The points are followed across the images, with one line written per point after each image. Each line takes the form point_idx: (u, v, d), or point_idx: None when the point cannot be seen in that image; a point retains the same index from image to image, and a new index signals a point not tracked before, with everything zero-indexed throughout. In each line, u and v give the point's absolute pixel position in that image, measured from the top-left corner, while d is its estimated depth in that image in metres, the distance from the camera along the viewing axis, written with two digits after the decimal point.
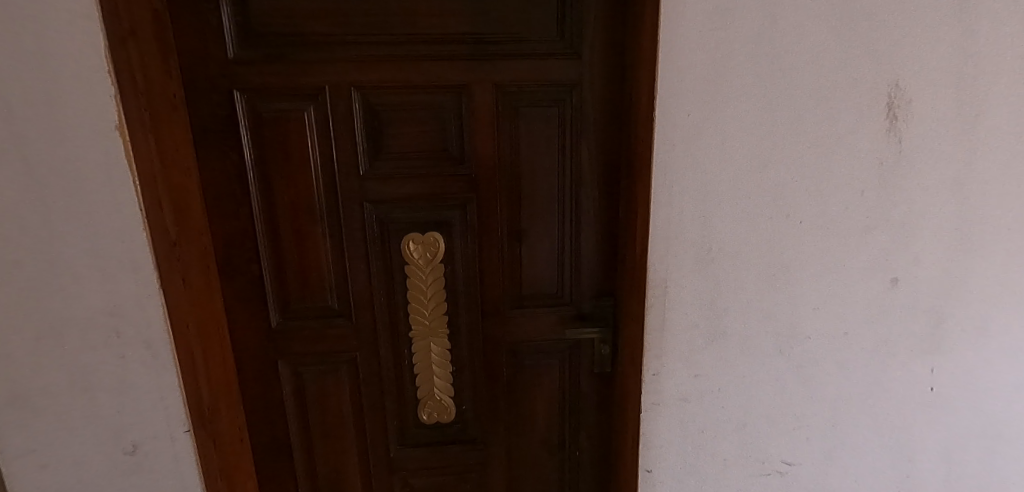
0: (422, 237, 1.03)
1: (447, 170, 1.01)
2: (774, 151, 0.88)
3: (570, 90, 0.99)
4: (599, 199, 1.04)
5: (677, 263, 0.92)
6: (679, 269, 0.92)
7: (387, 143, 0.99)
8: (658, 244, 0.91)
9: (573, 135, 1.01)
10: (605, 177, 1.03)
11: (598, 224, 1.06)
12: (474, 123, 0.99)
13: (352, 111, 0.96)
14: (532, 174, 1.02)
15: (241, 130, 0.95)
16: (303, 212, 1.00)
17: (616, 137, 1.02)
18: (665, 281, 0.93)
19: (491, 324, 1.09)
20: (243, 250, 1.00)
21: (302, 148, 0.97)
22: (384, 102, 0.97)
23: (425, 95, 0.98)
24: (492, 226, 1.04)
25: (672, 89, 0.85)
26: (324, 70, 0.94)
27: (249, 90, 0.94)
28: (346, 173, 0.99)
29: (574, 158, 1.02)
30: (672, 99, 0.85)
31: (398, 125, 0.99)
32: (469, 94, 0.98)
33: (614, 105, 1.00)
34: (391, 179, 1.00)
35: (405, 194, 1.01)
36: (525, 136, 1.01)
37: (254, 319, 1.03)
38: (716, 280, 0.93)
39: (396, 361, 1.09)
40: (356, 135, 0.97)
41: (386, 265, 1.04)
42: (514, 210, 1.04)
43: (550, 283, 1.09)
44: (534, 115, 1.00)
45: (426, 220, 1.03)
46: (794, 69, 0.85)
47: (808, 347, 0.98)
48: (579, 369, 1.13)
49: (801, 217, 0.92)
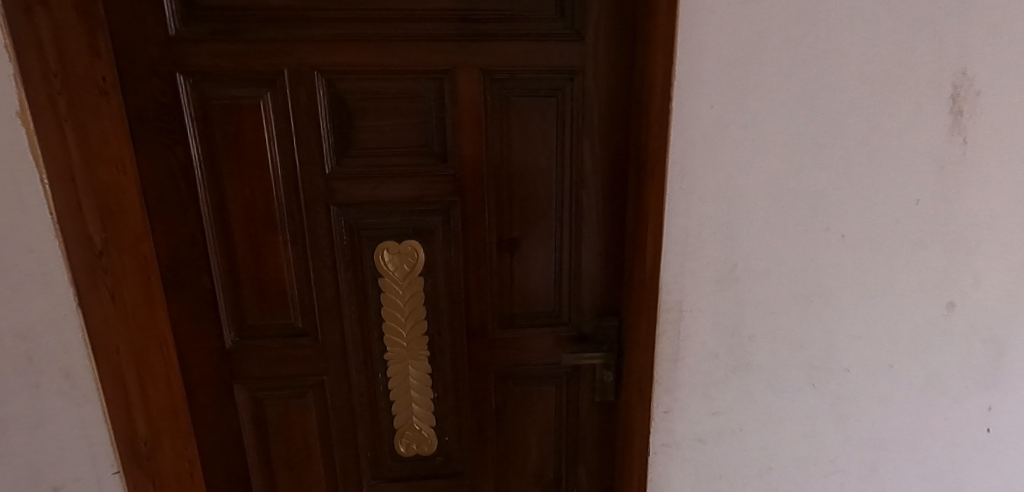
0: (398, 247, 0.90)
1: (427, 169, 0.87)
2: (813, 152, 0.74)
3: (571, 77, 0.85)
4: (603, 205, 0.90)
5: (696, 284, 0.77)
6: (697, 291, 0.77)
7: (358, 138, 0.85)
8: (673, 260, 0.76)
9: (574, 131, 0.87)
10: (610, 179, 0.89)
11: (601, 234, 0.92)
12: (459, 114, 0.85)
13: (316, 100, 0.83)
14: (524, 175, 0.88)
15: (186, 121, 0.82)
16: (260, 217, 0.87)
17: (623, 134, 0.87)
18: (682, 304, 0.78)
19: (478, 346, 0.95)
20: (192, 260, 0.87)
21: (258, 143, 0.84)
22: (353, 90, 0.83)
23: (401, 82, 0.84)
24: (479, 236, 0.90)
25: (695, 76, 0.70)
26: (282, 51, 0.80)
27: (194, 73, 0.80)
28: (309, 172, 0.85)
29: (575, 158, 0.88)
30: (694, 88, 0.71)
31: (370, 117, 0.85)
32: (452, 80, 0.84)
33: (622, 96, 0.86)
34: (362, 180, 0.86)
35: (378, 197, 0.87)
36: (518, 131, 0.87)
37: (206, 337, 0.91)
38: (742, 303, 0.78)
39: (369, 387, 0.96)
40: (322, 129, 0.84)
41: (357, 278, 0.91)
42: (504, 217, 0.90)
43: (545, 300, 0.95)
44: (529, 106, 0.86)
45: (403, 227, 0.89)
46: (840, 52, 0.71)
47: (847, 381, 0.83)
48: (579, 397, 0.99)
49: (844, 230, 0.77)
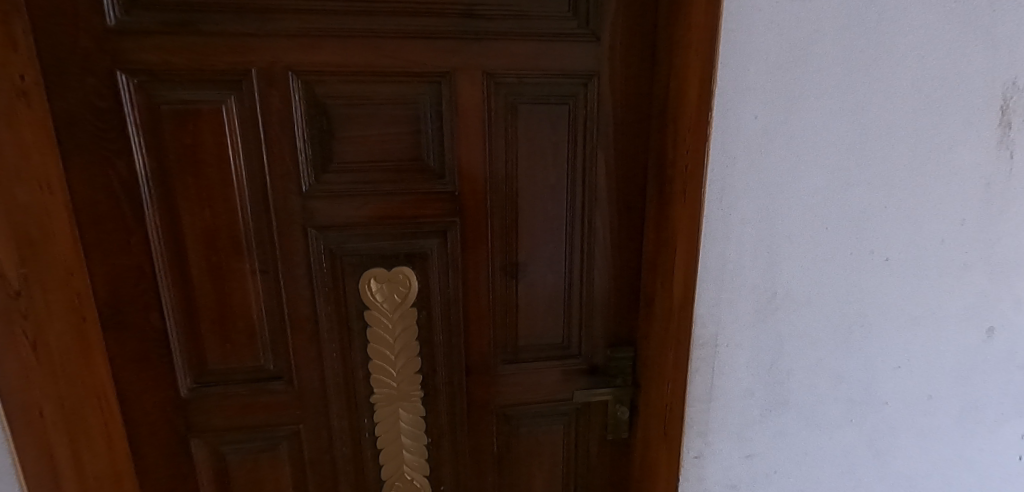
0: (388, 274, 0.78)
1: (422, 186, 0.76)
2: (860, 168, 0.67)
3: (585, 82, 0.76)
4: (617, 225, 0.81)
5: (732, 315, 0.69)
6: (734, 324, 0.70)
7: (341, 150, 0.73)
8: (708, 289, 0.68)
9: (587, 142, 0.78)
10: (625, 196, 0.80)
11: (615, 256, 0.83)
12: (459, 122, 0.74)
13: (292, 106, 0.71)
14: (531, 192, 0.78)
15: (131, 129, 0.68)
16: (223, 243, 0.73)
17: (641, 146, 0.79)
18: (717, 337, 0.70)
19: (478, 383, 0.85)
20: (137, 295, 0.73)
21: (220, 156, 0.71)
22: (335, 94, 0.71)
23: (392, 85, 0.72)
24: (479, 261, 0.80)
25: (739, 83, 0.63)
26: (252, 48, 0.68)
27: (141, 72, 0.67)
28: (283, 191, 0.73)
29: (588, 172, 0.79)
30: (734, 97, 0.63)
31: (355, 126, 0.73)
32: (451, 84, 0.73)
33: (641, 104, 0.77)
34: (346, 198, 0.74)
35: (365, 217, 0.76)
36: (525, 142, 0.77)
37: (156, 385, 0.76)
38: (781, 336, 0.71)
39: (353, 434, 0.84)
40: (298, 139, 0.72)
41: (340, 311, 0.79)
42: (509, 240, 0.80)
43: (552, 331, 0.85)
44: (537, 114, 0.76)
45: (394, 252, 0.78)
46: (891, 58, 0.64)
47: (885, 415, 0.77)
48: (589, 435, 0.90)
49: (888, 253, 0.70)
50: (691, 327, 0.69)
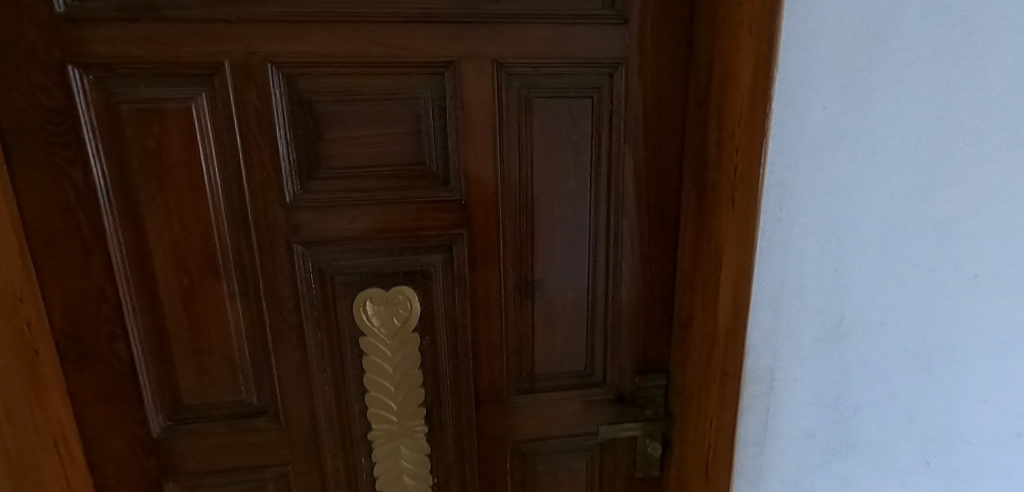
0: (386, 296, 0.69)
1: (424, 195, 0.66)
2: (946, 168, 0.56)
3: (611, 72, 0.65)
4: (646, 236, 0.71)
5: (790, 344, 0.59)
6: (792, 354, 0.59)
7: (331, 154, 0.64)
8: (762, 313, 0.58)
9: (612, 142, 0.68)
10: (656, 203, 0.70)
11: (644, 272, 0.72)
12: (466, 120, 0.64)
13: (273, 104, 0.61)
14: (549, 200, 0.68)
15: (87, 133, 0.59)
16: (196, 263, 0.64)
17: (675, 145, 0.68)
18: (772, 370, 0.60)
19: (491, 417, 0.75)
20: (99, 322, 0.64)
21: (190, 163, 0.61)
22: (322, 89, 0.62)
23: (387, 78, 0.62)
24: (490, 280, 0.70)
25: (804, 68, 0.52)
26: (226, 37, 0.59)
27: (97, 67, 0.58)
28: (265, 203, 0.63)
29: (614, 175, 0.69)
30: (795, 87, 0.52)
31: (345, 126, 0.63)
32: (455, 76, 0.63)
33: (674, 97, 0.67)
34: (337, 209, 0.65)
35: (359, 230, 0.66)
36: (541, 142, 0.66)
37: (125, 423, 0.67)
38: (847, 368, 0.60)
39: (349, 476, 0.74)
40: (281, 143, 0.62)
41: (332, 337, 0.69)
42: (524, 255, 0.70)
43: (574, 357, 0.75)
44: (555, 109, 0.66)
45: (394, 269, 0.68)
46: (987, 36, 0.53)
47: (966, 457, 0.65)
48: (615, 473, 0.80)
49: (977, 269, 0.59)
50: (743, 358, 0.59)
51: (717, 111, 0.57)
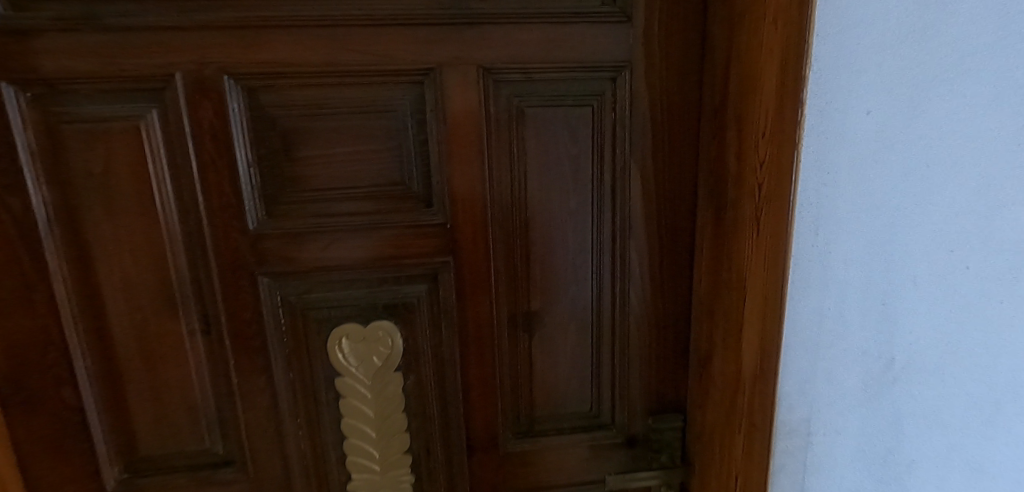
0: (362, 331, 0.61)
1: (404, 218, 0.59)
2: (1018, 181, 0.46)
3: (614, 76, 0.58)
4: (658, 261, 0.63)
5: (828, 392, 0.51)
6: (830, 404, 0.52)
7: (300, 174, 0.57)
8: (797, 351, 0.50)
9: (617, 155, 0.60)
10: (668, 224, 0.62)
11: (656, 302, 0.64)
12: (450, 135, 0.57)
13: (230, 120, 0.54)
14: (546, 222, 0.61)
15: (25, 157, 0.53)
16: (152, 299, 0.57)
17: (688, 157, 0.60)
18: (806, 417, 0.52)
19: (485, 465, 0.67)
20: (44, 367, 0.57)
21: (142, 188, 0.55)
22: (285, 102, 0.55)
23: (360, 89, 0.55)
24: (481, 313, 0.62)
25: (843, 68, 0.44)
26: (175, 46, 0.52)
27: (34, 83, 0.51)
28: (225, 231, 0.56)
29: (620, 193, 0.61)
30: (832, 90, 0.45)
31: (314, 143, 0.56)
32: (436, 84, 0.56)
33: (687, 103, 0.59)
34: (307, 237, 0.58)
35: (333, 259, 0.59)
36: (536, 158, 0.59)
37: (76, 477, 0.60)
38: (896, 417, 0.51)
39: None
40: (241, 164, 0.55)
41: (305, 378, 0.62)
42: (518, 284, 0.63)
43: (578, 396, 0.68)
44: (551, 120, 0.58)
45: (374, 302, 0.61)
46: None
47: None
48: None
49: None
50: (775, 404, 0.51)
51: (736, 121, 0.51)
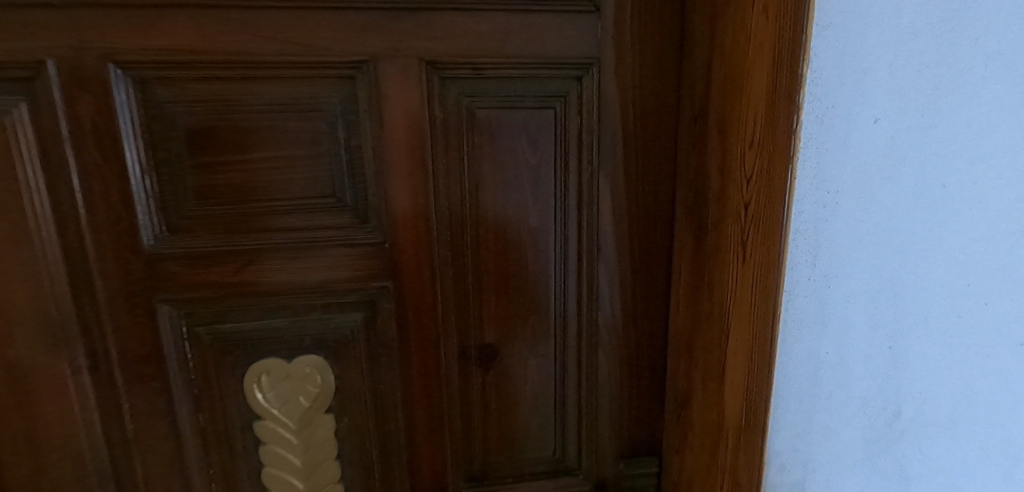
0: (286, 368, 0.53)
1: (334, 237, 0.50)
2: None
3: (580, 75, 0.50)
4: (631, 288, 0.55)
5: (818, 435, 0.47)
6: (822, 449, 0.47)
7: (206, 184, 0.48)
8: (793, 388, 0.46)
9: (584, 165, 0.52)
10: (643, 246, 0.54)
11: (628, 334, 0.56)
12: (388, 140, 0.48)
13: (118, 118, 0.45)
14: (503, 242, 0.53)
15: None
16: (24, 332, 0.48)
17: (665, 170, 0.52)
18: (804, 461, 0.48)
19: None
20: None
21: (9, 198, 0.45)
22: (185, 98, 0.45)
23: (279, 83, 0.46)
24: (427, 346, 0.54)
25: (846, 75, 0.39)
26: (48, 26, 0.43)
27: None
28: (115, 250, 0.47)
29: (587, 210, 0.53)
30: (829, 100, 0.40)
31: (222, 147, 0.47)
32: (371, 80, 0.47)
33: (664, 108, 0.51)
34: (217, 259, 0.49)
35: (248, 285, 0.50)
36: (490, 168, 0.51)
37: None
38: (894, 466, 0.46)
39: None
40: (133, 170, 0.46)
41: (217, 422, 0.53)
42: (470, 314, 0.54)
43: (540, 438, 0.60)
44: (507, 125, 0.50)
45: (299, 334, 0.52)
46: None
47: None
48: None
49: None
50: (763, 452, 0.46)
51: (719, 129, 0.44)
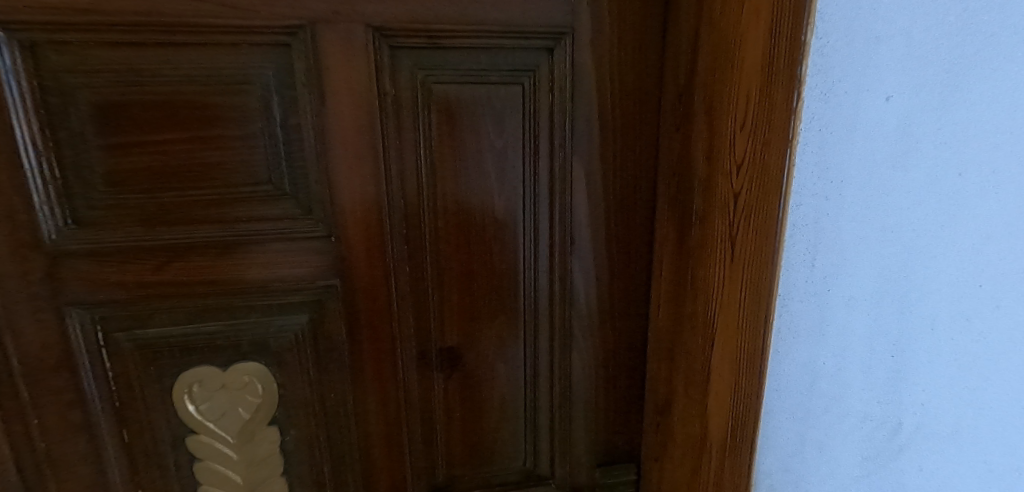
0: (221, 376, 0.47)
1: (272, 229, 0.44)
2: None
3: (552, 45, 0.44)
4: (607, 285, 0.50)
5: (809, 446, 0.42)
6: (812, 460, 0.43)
7: (117, 168, 0.41)
8: (784, 399, 0.41)
9: (556, 149, 0.46)
10: (621, 238, 0.49)
11: (604, 334, 0.51)
12: (331, 118, 0.42)
13: (4, 89, 0.38)
14: (466, 235, 0.47)
15: None
16: None
17: (645, 154, 0.47)
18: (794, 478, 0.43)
19: None
20: None
21: None
22: (87, 66, 0.39)
23: (199, 50, 0.40)
24: (381, 351, 0.48)
25: (852, 44, 0.34)
26: None
27: None
28: (13, 246, 0.40)
29: (560, 199, 0.47)
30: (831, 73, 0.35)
31: (135, 125, 0.40)
32: (309, 48, 0.41)
33: (645, 84, 0.45)
34: (134, 254, 0.42)
35: (173, 284, 0.44)
36: (450, 151, 0.45)
37: None
38: (887, 478, 0.42)
39: None
40: (28, 152, 0.39)
41: (144, 438, 0.47)
42: (429, 315, 0.49)
43: (509, 448, 0.55)
44: (469, 102, 0.44)
45: (235, 339, 0.46)
46: None
47: None
48: None
49: None
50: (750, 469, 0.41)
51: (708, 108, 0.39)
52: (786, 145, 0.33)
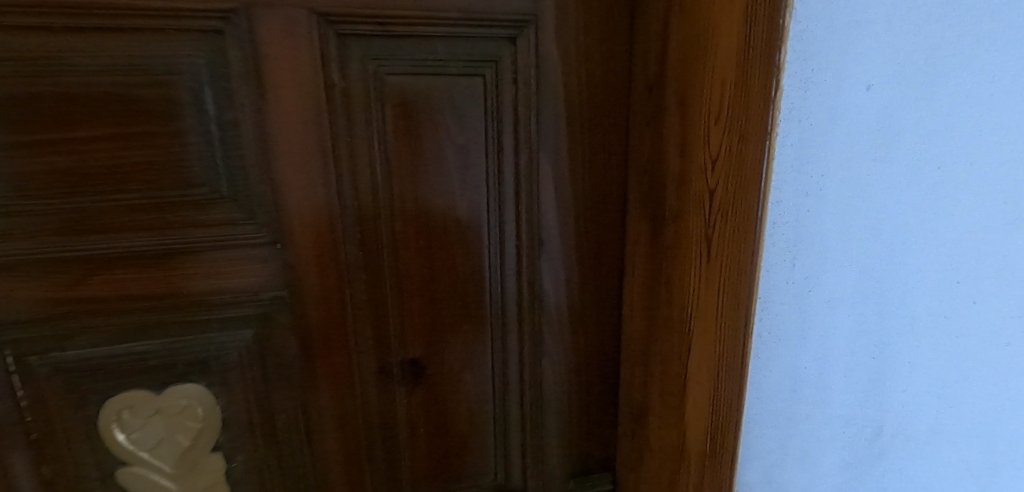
0: (156, 401, 0.42)
1: (209, 237, 0.39)
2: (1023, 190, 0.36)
3: (515, 35, 0.41)
4: (578, 288, 0.47)
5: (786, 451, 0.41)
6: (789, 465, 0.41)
7: (25, 171, 0.36)
8: (765, 406, 0.39)
9: (521, 146, 0.43)
10: (591, 239, 0.46)
11: (576, 340, 0.49)
12: (273, 114, 0.38)
13: None
14: (426, 239, 0.44)
15: None
16: None
17: (615, 151, 0.45)
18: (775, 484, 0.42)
19: None
20: None
21: None
22: None
23: (118, 38, 0.35)
24: (337, 366, 0.45)
25: (833, 31, 0.32)
26: None
27: None
28: None
29: (527, 199, 0.44)
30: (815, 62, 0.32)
31: (44, 122, 0.35)
32: (246, 37, 0.37)
33: (614, 77, 0.43)
34: (50, 268, 0.38)
35: (95, 301, 0.39)
36: (407, 149, 0.42)
37: None
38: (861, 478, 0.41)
39: None
40: None
41: (69, 472, 0.42)
42: (390, 326, 0.45)
43: (479, 463, 0.52)
44: (426, 96, 0.41)
45: (172, 359, 0.42)
46: None
47: None
48: None
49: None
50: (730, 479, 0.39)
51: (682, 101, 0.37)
52: (766, 138, 0.31)
